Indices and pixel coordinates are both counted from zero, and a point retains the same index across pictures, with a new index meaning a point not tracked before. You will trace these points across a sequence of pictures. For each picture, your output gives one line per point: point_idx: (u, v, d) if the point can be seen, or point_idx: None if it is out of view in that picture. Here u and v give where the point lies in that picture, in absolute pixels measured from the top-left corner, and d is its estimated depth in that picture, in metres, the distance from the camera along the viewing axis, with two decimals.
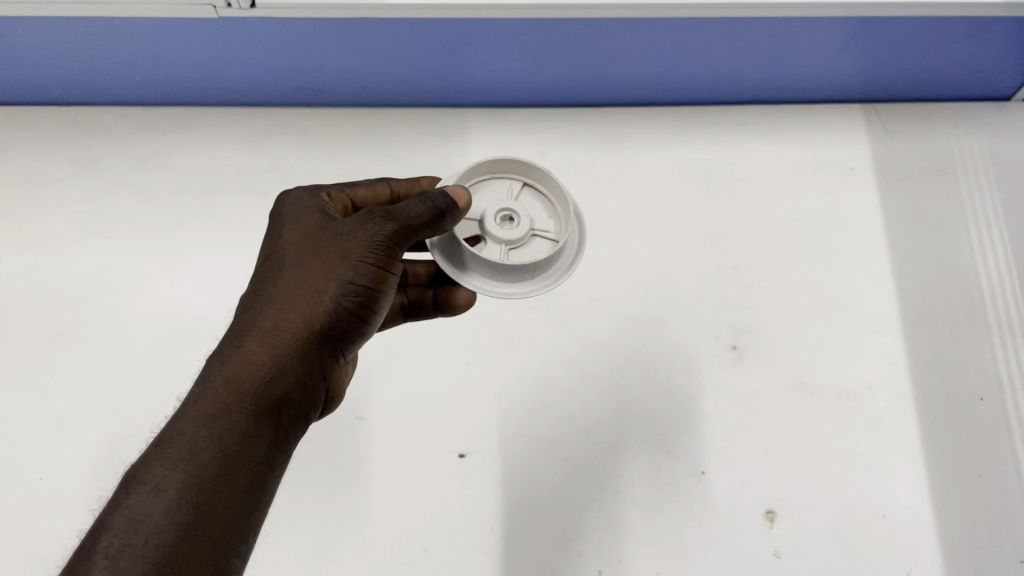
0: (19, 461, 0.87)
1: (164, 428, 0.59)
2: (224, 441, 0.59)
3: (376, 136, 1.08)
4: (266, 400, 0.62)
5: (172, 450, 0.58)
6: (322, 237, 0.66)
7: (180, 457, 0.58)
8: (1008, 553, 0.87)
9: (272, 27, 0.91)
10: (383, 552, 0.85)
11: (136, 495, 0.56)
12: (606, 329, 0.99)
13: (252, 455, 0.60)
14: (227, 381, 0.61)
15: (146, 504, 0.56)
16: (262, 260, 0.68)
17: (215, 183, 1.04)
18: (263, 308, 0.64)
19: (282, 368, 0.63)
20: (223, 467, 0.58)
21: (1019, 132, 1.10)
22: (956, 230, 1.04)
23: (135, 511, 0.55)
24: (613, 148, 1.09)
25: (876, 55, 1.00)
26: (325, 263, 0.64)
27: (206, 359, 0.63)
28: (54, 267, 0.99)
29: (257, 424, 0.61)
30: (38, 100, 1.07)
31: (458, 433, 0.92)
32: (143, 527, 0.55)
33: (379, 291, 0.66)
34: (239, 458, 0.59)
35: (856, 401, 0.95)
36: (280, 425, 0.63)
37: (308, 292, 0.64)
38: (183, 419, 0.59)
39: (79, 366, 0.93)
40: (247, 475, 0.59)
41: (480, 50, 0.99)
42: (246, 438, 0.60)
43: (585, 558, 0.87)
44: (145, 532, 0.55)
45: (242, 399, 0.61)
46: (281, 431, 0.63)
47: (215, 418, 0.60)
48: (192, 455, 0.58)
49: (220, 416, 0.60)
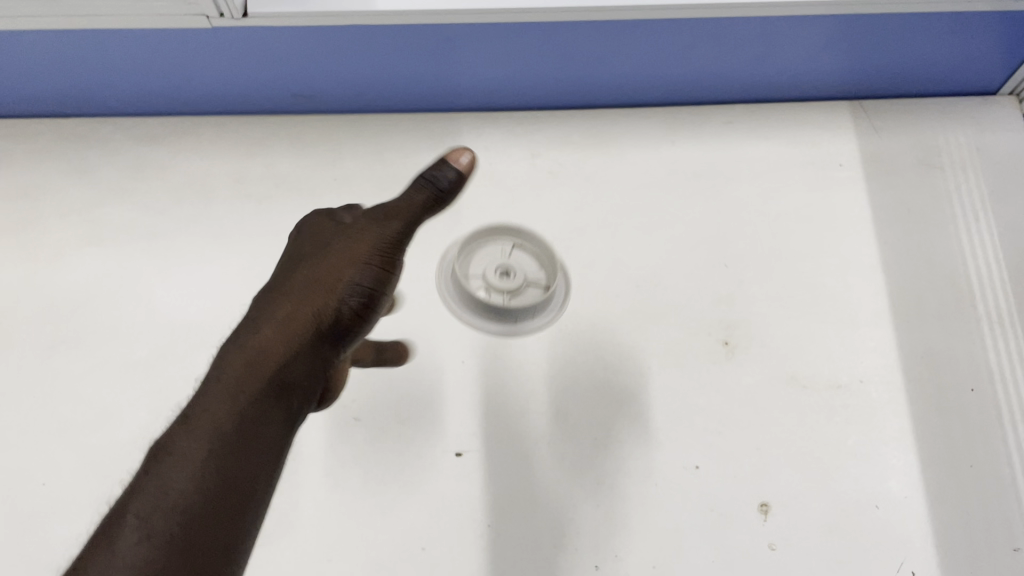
0: (32, 465, 0.92)
1: (186, 407, 0.58)
2: (247, 421, 0.58)
3: (369, 142, 1.11)
4: (282, 384, 0.62)
5: (194, 426, 0.57)
6: (335, 233, 0.68)
7: (205, 433, 0.57)
8: (1001, 542, 0.88)
9: (265, 36, 0.95)
10: (383, 551, 0.88)
11: (162, 467, 0.55)
12: (601, 326, 1.00)
13: (269, 435, 0.59)
14: (243, 363, 0.60)
15: (170, 473, 0.55)
16: (275, 260, 0.70)
17: (211, 191, 1.08)
18: (277, 299, 0.65)
19: (299, 354, 0.63)
20: (244, 444, 0.58)
21: (1006, 126, 1.12)
22: (943, 222, 1.06)
23: (160, 482, 0.54)
24: (602, 149, 1.11)
25: (859, 47, 1.02)
26: (337, 256, 0.66)
27: (223, 348, 0.62)
28: (54, 277, 1.03)
29: (276, 406, 0.61)
30: (43, 112, 1.12)
31: (456, 433, 0.94)
32: (170, 493, 0.54)
33: (388, 282, 0.67)
34: (259, 437, 0.59)
35: (848, 393, 0.96)
36: (294, 410, 0.63)
37: (320, 283, 0.65)
38: (206, 397, 0.59)
39: (79, 372, 0.97)
40: (267, 453, 0.59)
41: (468, 54, 1.01)
42: (265, 418, 0.60)
43: (581, 552, 0.88)
44: (170, 501, 0.53)
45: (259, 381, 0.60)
46: (294, 416, 0.63)
47: (233, 397, 0.59)
48: (215, 431, 0.57)
49: (240, 396, 0.59)
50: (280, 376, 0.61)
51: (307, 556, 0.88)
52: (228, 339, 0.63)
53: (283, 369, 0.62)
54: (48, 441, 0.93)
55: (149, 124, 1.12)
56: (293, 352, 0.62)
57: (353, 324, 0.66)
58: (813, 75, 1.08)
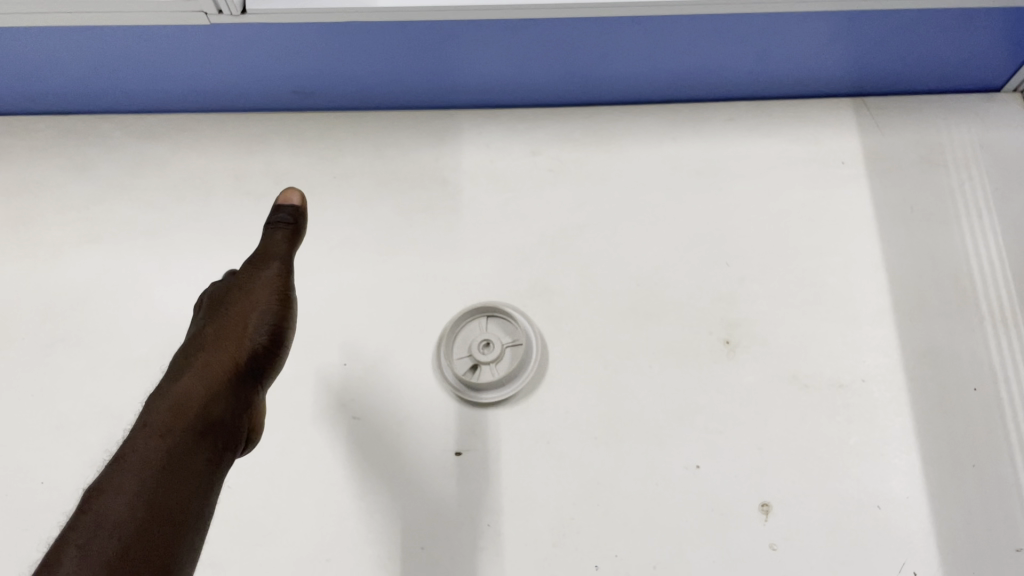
0: (31, 463, 0.92)
1: (116, 455, 0.65)
2: (172, 455, 0.66)
3: (369, 139, 1.10)
4: (204, 422, 0.70)
5: (126, 467, 0.64)
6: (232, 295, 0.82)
7: (135, 470, 0.64)
8: (1004, 543, 0.87)
9: (263, 33, 0.94)
10: (381, 550, 0.88)
11: (97, 506, 0.61)
12: (601, 325, 1.00)
13: (196, 468, 0.66)
14: (167, 410, 0.69)
15: (106, 510, 0.60)
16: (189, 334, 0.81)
17: (210, 188, 1.07)
18: (194, 358, 0.76)
19: (215, 393, 0.72)
20: (175, 475, 0.65)
21: (1010, 123, 1.11)
22: (947, 220, 1.05)
23: (96, 519, 0.60)
24: (602, 146, 1.10)
25: (861, 43, 1.01)
26: (242, 307, 0.80)
27: (145, 406, 0.71)
28: (53, 274, 1.03)
29: (199, 442, 0.68)
30: (42, 109, 1.11)
31: (455, 432, 0.94)
32: (107, 527, 0.59)
33: (289, 319, 0.81)
34: (185, 466, 0.66)
35: (850, 393, 0.95)
36: (217, 449, 0.70)
37: (234, 335, 0.77)
38: (132, 441, 0.66)
39: (78, 370, 0.97)
40: (194, 483, 0.65)
41: (467, 51, 1.01)
42: (190, 454, 0.67)
43: (581, 552, 0.88)
44: (106, 532, 0.59)
45: (183, 421, 0.69)
46: (218, 453, 0.70)
47: (161, 437, 0.67)
48: (144, 467, 0.64)
49: (166, 437, 0.67)
50: (201, 414, 0.70)
51: (306, 555, 0.87)
52: (149, 398, 0.72)
53: (204, 409, 0.71)
54: (46, 439, 0.93)
55: (148, 121, 1.12)
56: (210, 393, 0.72)
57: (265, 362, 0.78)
58: (815, 72, 1.08)
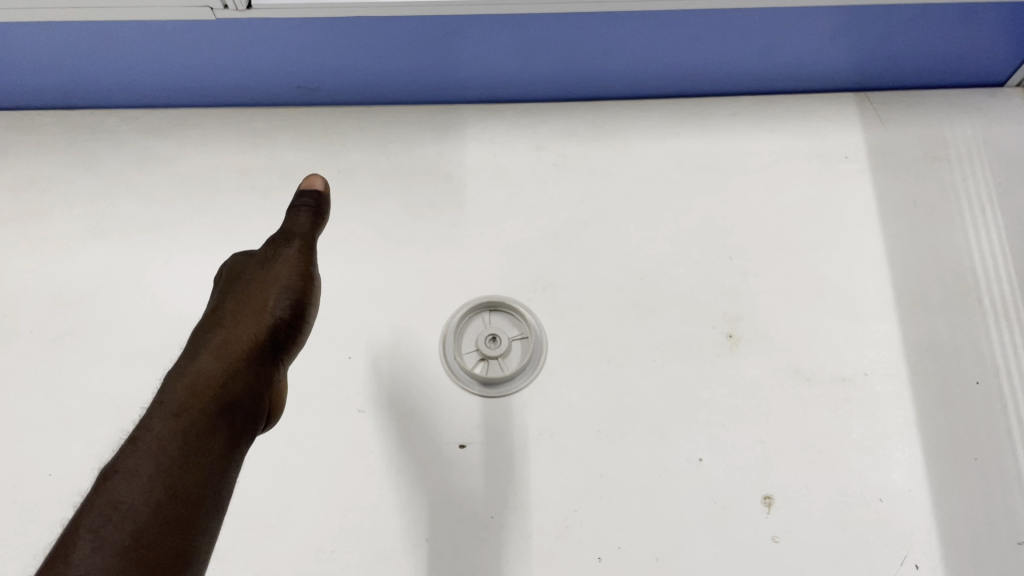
0: (38, 455, 0.93)
1: (133, 433, 0.66)
2: (190, 434, 0.67)
3: (373, 134, 1.10)
4: (222, 399, 0.71)
5: (143, 445, 0.65)
6: (252, 272, 0.84)
7: (152, 450, 0.65)
8: (1005, 536, 0.88)
9: (268, 27, 0.95)
10: (386, 542, 0.88)
11: (114, 484, 0.62)
12: (604, 319, 1.00)
13: (215, 447, 0.67)
14: (185, 387, 0.70)
15: (123, 489, 0.62)
16: (205, 309, 0.82)
17: (215, 183, 1.08)
18: (213, 335, 0.77)
19: (234, 372, 0.73)
20: (193, 455, 0.65)
21: (1013, 118, 1.11)
22: (949, 215, 1.05)
23: (114, 497, 0.61)
24: (606, 141, 1.11)
25: (864, 38, 1.01)
26: (264, 283, 0.82)
27: (163, 382, 0.72)
28: (59, 269, 1.04)
29: (217, 422, 0.69)
30: (48, 104, 1.12)
31: (459, 425, 0.94)
32: (123, 505, 0.60)
33: (308, 297, 0.82)
34: (202, 446, 0.66)
35: (852, 386, 0.96)
36: (236, 427, 0.71)
37: (256, 310, 0.79)
38: (150, 420, 0.67)
39: (84, 363, 0.98)
40: (212, 463, 0.66)
41: (471, 46, 1.01)
42: (207, 433, 0.68)
43: (584, 544, 0.88)
44: (122, 512, 0.60)
45: (201, 398, 0.70)
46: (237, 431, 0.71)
47: (178, 416, 0.68)
48: (161, 447, 0.65)
49: (183, 415, 0.68)
50: (220, 392, 0.71)
51: (312, 547, 0.88)
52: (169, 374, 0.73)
53: (222, 386, 0.72)
54: (54, 432, 0.94)
55: (153, 116, 1.12)
56: (229, 371, 0.73)
57: (283, 338, 0.79)
58: (818, 67, 1.08)
